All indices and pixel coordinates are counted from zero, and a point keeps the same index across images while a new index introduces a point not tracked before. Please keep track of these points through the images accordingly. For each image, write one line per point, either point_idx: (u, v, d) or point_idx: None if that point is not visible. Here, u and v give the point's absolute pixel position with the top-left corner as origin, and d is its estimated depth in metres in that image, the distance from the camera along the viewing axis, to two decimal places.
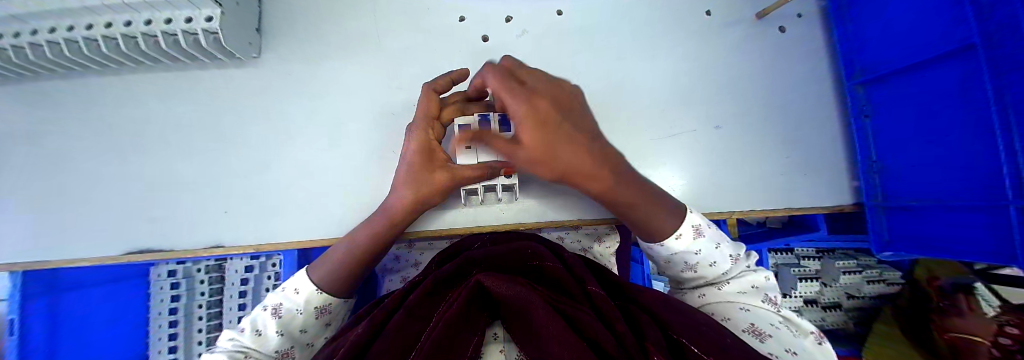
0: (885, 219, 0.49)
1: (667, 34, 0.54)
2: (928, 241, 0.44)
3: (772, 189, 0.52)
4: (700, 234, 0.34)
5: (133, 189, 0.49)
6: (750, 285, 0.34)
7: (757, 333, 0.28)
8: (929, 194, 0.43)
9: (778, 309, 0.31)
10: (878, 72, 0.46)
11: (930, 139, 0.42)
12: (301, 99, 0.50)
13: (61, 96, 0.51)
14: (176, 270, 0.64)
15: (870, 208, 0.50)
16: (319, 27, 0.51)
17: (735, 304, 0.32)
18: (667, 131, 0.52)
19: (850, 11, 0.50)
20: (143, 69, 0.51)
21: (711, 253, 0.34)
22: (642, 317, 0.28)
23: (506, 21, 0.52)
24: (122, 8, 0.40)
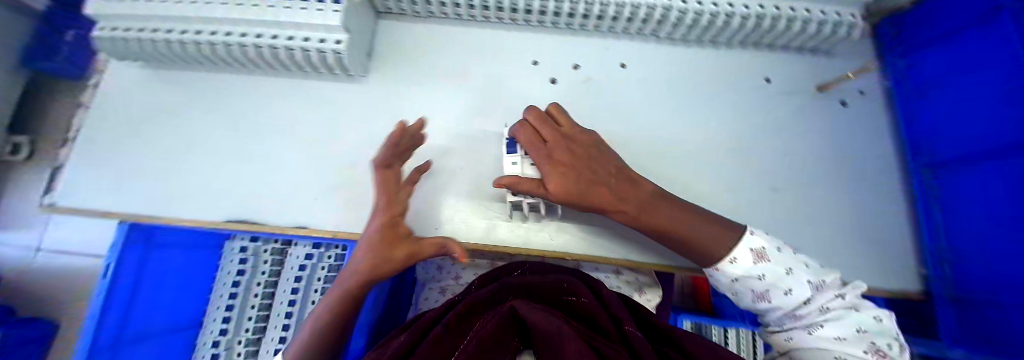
0: (955, 317, 0.44)
1: (725, 96, 0.57)
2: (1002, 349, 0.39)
3: (828, 260, 0.50)
4: (762, 258, 0.36)
5: (238, 167, 0.58)
6: (854, 330, 0.32)
7: None
8: (1002, 294, 0.39)
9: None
10: (949, 159, 0.46)
11: (1002, 232, 0.39)
12: (389, 112, 0.58)
13: (208, 84, 0.63)
14: (247, 247, 0.72)
15: (941, 302, 0.46)
16: (416, 56, 0.60)
17: (830, 353, 0.32)
18: (721, 186, 0.53)
19: (920, 97, 0.52)
20: (273, 73, 0.62)
21: (784, 283, 0.36)
22: None
23: (576, 67, 0.59)
24: (277, 23, 0.50)
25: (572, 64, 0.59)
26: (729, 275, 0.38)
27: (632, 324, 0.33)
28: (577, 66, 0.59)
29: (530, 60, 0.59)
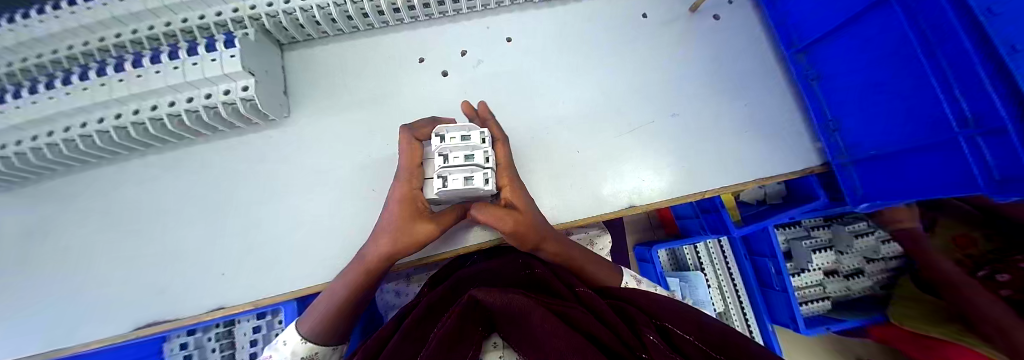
0: (854, 171, 0.60)
1: None
2: (878, 136, 0.54)
3: (807, 157, 0.64)
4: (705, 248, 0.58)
5: (197, 188, 0.58)
6: None
7: None
8: (888, 144, 0.53)
9: None
10: (812, 38, 0.61)
11: (874, 90, 0.53)
12: (365, 110, 0.62)
13: (125, 160, 0.60)
14: (186, 344, 0.78)
15: (839, 166, 0.61)
16: (361, 71, 0.63)
17: None
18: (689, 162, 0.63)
19: None
20: (199, 141, 0.60)
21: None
22: (630, 310, 0.48)
23: (508, 40, 0.67)
24: (185, 86, 0.51)
25: (461, 52, 0.66)
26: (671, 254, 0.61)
27: (580, 286, 0.52)
28: (466, 53, 0.66)
29: (459, 51, 0.66)
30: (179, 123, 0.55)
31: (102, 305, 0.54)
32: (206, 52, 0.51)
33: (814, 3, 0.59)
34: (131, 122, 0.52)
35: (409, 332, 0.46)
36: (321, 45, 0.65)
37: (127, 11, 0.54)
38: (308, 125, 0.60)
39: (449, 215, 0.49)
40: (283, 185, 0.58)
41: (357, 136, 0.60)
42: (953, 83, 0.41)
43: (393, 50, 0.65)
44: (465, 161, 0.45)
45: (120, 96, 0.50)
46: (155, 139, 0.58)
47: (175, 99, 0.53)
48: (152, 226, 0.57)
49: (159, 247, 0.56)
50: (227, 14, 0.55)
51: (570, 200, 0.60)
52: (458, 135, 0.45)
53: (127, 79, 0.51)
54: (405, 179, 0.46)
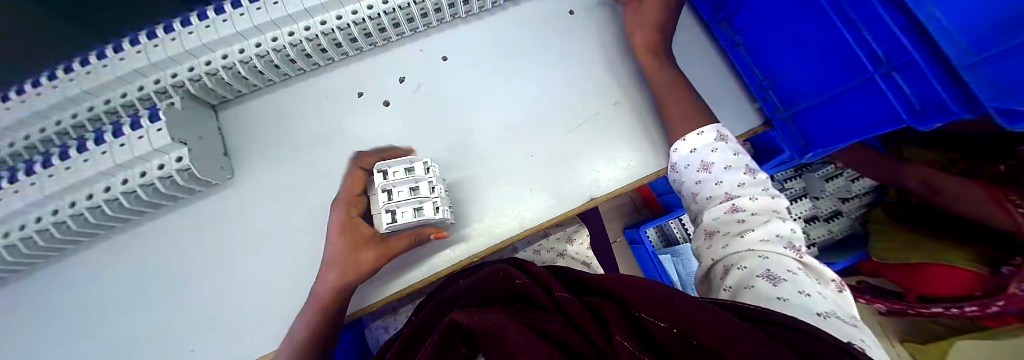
0: (794, 125, 0.62)
1: None
2: (807, 87, 0.57)
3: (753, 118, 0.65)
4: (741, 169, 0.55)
5: (151, 268, 0.56)
6: (770, 235, 0.48)
7: (773, 277, 0.42)
8: (816, 94, 0.55)
9: (796, 255, 0.45)
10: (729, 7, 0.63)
11: (795, 45, 0.55)
12: (313, 155, 0.61)
13: (70, 255, 0.58)
14: None
15: (778, 121, 0.62)
16: (302, 116, 0.63)
17: (756, 251, 0.46)
18: (643, 144, 0.64)
19: None
20: (145, 220, 0.58)
21: (792, 290, 0.40)
22: (605, 306, 0.45)
23: (443, 59, 0.67)
24: (117, 168, 0.49)
25: (399, 78, 0.66)
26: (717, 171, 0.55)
27: (558, 291, 0.51)
28: (404, 79, 0.66)
29: (398, 78, 0.66)
30: (119, 206, 0.53)
31: None
32: (132, 130, 0.49)
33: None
34: (68, 215, 0.50)
35: None
36: (256, 99, 0.64)
37: (46, 104, 0.53)
38: (256, 182, 0.59)
39: (393, 241, 0.47)
40: (241, 246, 0.56)
41: (308, 183, 0.59)
42: (861, 27, 0.43)
43: (332, 89, 0.65)
44: (411, 195, 0.44)
45: (52, 192, 0.49)
46: (99, 227, 0.56)
47: (110, 183, 0.51)
48: (110, 317, 0.55)
49: (120, 336, 0.54)
50: (150, 87, 0.54)
51: (533, 203, 0.60)
52: (401, 168, 0.46)
53: (55, 173, 0.50)
54: (344, 207, 0.47)
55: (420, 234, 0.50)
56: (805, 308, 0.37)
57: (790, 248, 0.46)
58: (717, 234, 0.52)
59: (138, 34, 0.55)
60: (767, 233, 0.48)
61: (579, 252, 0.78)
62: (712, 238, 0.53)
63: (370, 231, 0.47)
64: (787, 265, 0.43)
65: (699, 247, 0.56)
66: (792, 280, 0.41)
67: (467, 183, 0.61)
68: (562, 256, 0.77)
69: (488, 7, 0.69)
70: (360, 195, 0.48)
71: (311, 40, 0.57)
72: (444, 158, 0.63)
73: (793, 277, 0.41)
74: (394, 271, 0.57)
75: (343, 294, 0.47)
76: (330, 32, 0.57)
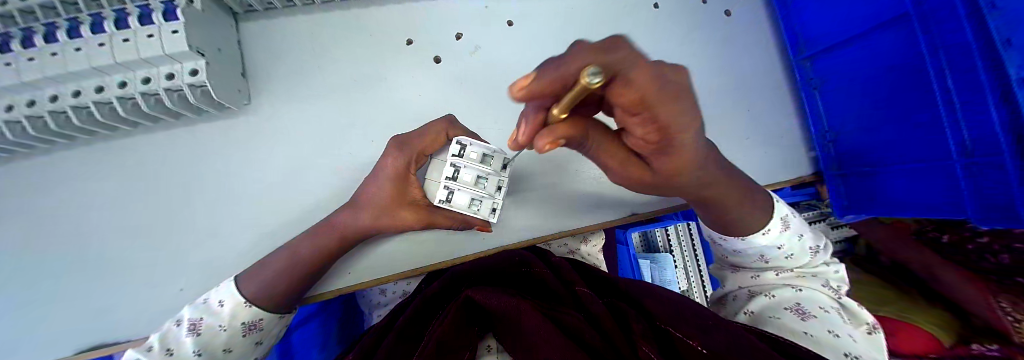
0: (843, 183, 0.62)
1: None
2: (874, 151, 0.56)
3: (803, 167, 0.65)
4: (786, 228, 0.41)
5: (139, 190, 0.49)
6: (809, 274, 0.42)
7: (802, 312, 0.37)
8: (881, 160, 0.55)
9: (839, 296, 0.39)
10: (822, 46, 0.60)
11: (879, 105, 0.54)
12: (346, 100, 0.53)
13: (35, 153, 0.49)
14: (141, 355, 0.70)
15: (831, 176, 0.62)
16: (338, 51, 0.54)
17: (790, 285, 0.41)
18: None
19: None
20: (135, 132, 0.50)
21: (819, 327, 0.34)
22: (630, 312, 0.38)
23: (509, 25, 0.59)
24: (113, 68, 0.41)
25: (456, 34, 0.58)
26: (747, 244, 0.42)
27: (581, 286, 0.43)
28: (461, 36, 0.58)
29: (455, 34, 0.58)
30: (111, 112, 0.45)
31: (26, 328, 0.46)
32: (137, 25, 0.40)
33: (832, 10, 0.57)
34: (48, 111, 0.42)
35: (405, 329, 0.39)
36: (288, 17, 0.54)
37: None
38: (278, 116, 0.52)
39: (437, 216, 0.42)
40: (250, 184, 0.50)
41: (337, 130, 0.52)
42: (960, 112, 0.42)
43: (377, 27, 0.56)
44: (475, 184, 0.39)
45: (31, 79, 0.40)
46: (81, 131, 0.47)
47: (105, 83, 0.42)
48: (85, 235, 0.48)
49: (93, 258, 0.47)
50: None
51: (575, 205, 0.57)
52: (479, 151, 0.38)
53: (37, 58, 0.40)
54: (406, 160, 0.39)
55: (465, 222, 0.44)
56: (831, 346, 0.32)
57: (833, 292, 0.40)
58: (740, 263, 0.46)
59: None
60: (803, 269, 0.42)
61: (590, 254, 0.77)
62: (737, 266, 0.47)
63: (420, 198, 0.41)
64: (819, 300, 0.38)
65: (722, 272, 0.50)
66: (823, 318, 0.35)
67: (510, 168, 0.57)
68: (573, 253, 0.75)
69: None
70: (427, 155, 0.41)
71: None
72: (489, 136, 0.57)
73: (824, 314, 0.36)
74: (417, 246, 0.53)
75: (366, 233, 0.43)
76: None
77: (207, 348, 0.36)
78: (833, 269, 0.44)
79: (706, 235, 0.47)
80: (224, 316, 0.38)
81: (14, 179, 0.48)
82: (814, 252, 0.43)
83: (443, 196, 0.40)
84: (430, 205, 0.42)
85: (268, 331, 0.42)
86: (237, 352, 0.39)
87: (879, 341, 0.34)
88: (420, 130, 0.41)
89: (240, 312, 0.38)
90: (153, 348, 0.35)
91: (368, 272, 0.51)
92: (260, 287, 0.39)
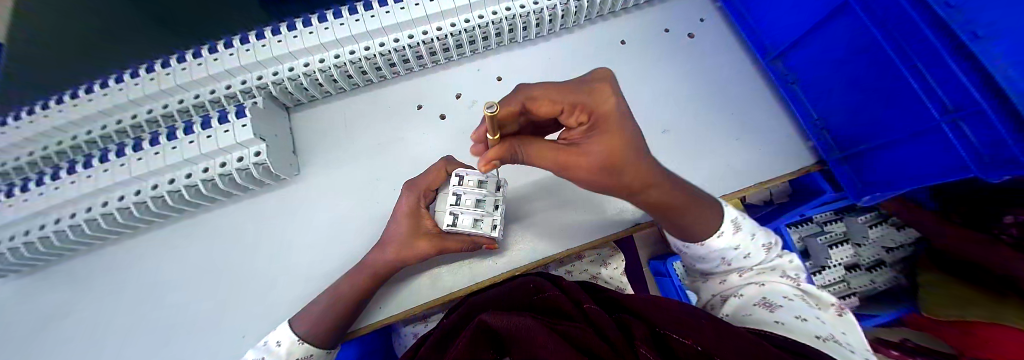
0: (849, 165, 0.61)
1: (686, 17, 0.77)
2: (866, 129, 0.57)
3: (804, 156, 0.65)
4: (738, 229, 0.43)
5: (211, 253, 0.60)
6: (770, 268, 0.44)
7: (769, 305, 0.38)
8: (876, 136, 0.55)
9: (798, 284, 0.41)
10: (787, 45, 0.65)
11: (854, 86, 0.56)
12: (370, 159, 0.64)
13: (139, 232, 0.62)
14: None
15: (835, 161, 0.62)
16: (363, 123, 0.67)
17: (753, 281, 0.43)
18: (690, 172, 0.64)
19: (745, 9, 0.72)
20: (211, 207, 0.63)
21: (787, 315, 0.36)
22: (633, 322, 0.39)
23: (499, 79, 0.71)
24: (200, 158, 0.54)
25: (456, 94, 0.70)
26: (708, 249, 0.43)
27: (587, 303, 0.44)
28: (460, 95, 0.70)
29: (454, 94, 0.70)
30: (196, 192, 0.58)
31: None
32: (218, 124, 0.54)
33: (786, 16, 0.64)
34: (150, 197, 0.55)
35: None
36: (326, 104, 0.69)
37: (148, 94, 0.59)
38: (317, 180, 0.63)
39: (448, 239, 0.47)
40: (295, 238, 0.59)
41: (364, 185, 0.62)
42: (927, 74, 0.44)
43: (392, 99, 0.69)
44: (475, 205, 0.46)
45: (138, 173, 0.54)
46: (173, 210, 0.60)
47: (192, 171, 0.56)
48: (166, 297, 0.58)
49: (170, 315, 0.57)
50: (237, 87, 0.60)
51: (577, 223, 0.60)
52: (475, 178, 0.46)
53: (145, 157, 0.54)
54: (416, 196, 0.47)
55: (473, 243, 0.49)
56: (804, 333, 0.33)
57: (790, 281, 0.42)
58: (708, 271, 0.48)
59: (234, 37, 0.61)
60: (761, 266, 0.44)
61: (613, 277, 0.75)
62: (706, 276, 0.49)
63: (432, 227, 0.47)
64: (782, 290, 0.40)
65: (698, 282, 0.51)
66: (789, 307, 0.37)
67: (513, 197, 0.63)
68: (596, 278, 0.73)
69: (544, 34, 0.74)
70: (432, 190, 0.48)
71: (383, 55, 0.62)
72: None
73: (790, 302, 0.38)
74: (435, 279, 0.57)
75: (392, 268, 0.49)
76: (402, 49, 0.63)
77: None
78: (788, 259, 0.46)
79: (674, 246, 0.49)
80: (280, 355, 0.44)
81: (122, 255, 0.61)
82: (768, 249, 0.45)
83: (450, 220, 0.46)
84: (441, 230, 0.47)
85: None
86: None
87: (849, 322, 0.37)
88: (423, 172, 0.49)
89: (295, 349, 0.45)
90: None
91: (393, 309, 0.55)
92: (303, 325, 0.45)
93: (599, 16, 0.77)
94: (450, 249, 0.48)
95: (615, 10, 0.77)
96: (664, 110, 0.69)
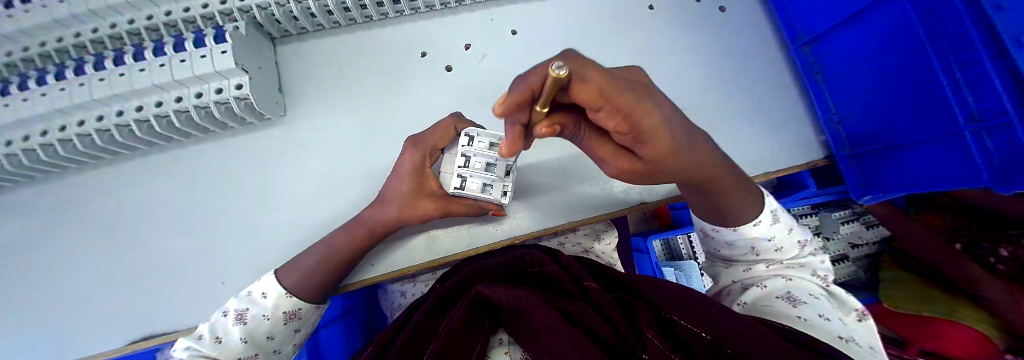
0: (858, 164, 0.62)
1: None
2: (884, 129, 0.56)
3: (812, 151, 0.64)
4: (777, 221, 0.42)
5: (188, 194, 0.55)
6: (799, 264, 0.44)
7: (793, 299, 0.39)
8: (892, 137, 0.55)
9: (825, 284, 0.41)
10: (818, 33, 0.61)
11: (882, 84, 0.55)
12: (367, 107, 0.59)
13: (102, 164, 0.56)
14: None
15: (844, 158, 0.62)
16: (359, 66, 0.61)
17: (778, 273, 0.43)
18: None
19: None
20: (185, 144, 0.56)
21: (810, 312, 0.37)
22: (637, 303, 0.38)
23: (512, 33, 0.64)
24: (172, 85, 0.47)
25: (464, 45, 0.63)
26: (739, 236, 0.42)
27: (588, 280, 0.43)
28: (469, 46, 0.63)
29: (463, 44, 0.63)
30: (168, 125, 0.51)
31: (87, 319, 0.51)
32: (193, 48, 0.47)
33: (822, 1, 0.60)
34: (115, 124, 0.48)
35: (419, 327, 0.40)
36: (317, 40, 0.61)
37: (104, 3, 0.50)
38: (308, 126, 0.58)
39: (453, 203, 0.45)
40: (282, 186, 0.55)
41: (360, 135, 0.58)
42: (962, 81, 0.42)
43: (393, 42, 0.62)
44: (485, 169, 0.43)
45: (99, 96, 0.47)
46: (143, 143, 0.54)
47: (163, 99, 0.49)
48: (141, 235, 0.53)
49: (145, 256, 0.53)
50: (214, 7, 0.52)
51: (582, 196, 0.59)
52: (487, 140, 0.42)
53: (106, 79, 0.47)
54: (422, 154, 0.43)
55: (479, 208, 0.47)
56: (824, 330, 0.34)
57: (819, 281, 0.42)
58: (731, 257, 0.47)
59: None
60: (790, 261, 0.44)
61: (605, 253, 0.75)
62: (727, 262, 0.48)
63: (437, 188, 0.45)
64: (808, 287, 0.41)
65: (713, 266, 0.51)
66: (813, 304, 0.38)
67: (519, 164, 0.60)
68: (588, 252, 0.74)
69: None
70: (439, 149, 0.45)
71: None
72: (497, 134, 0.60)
73: (814, 301, 0.38)
74: (432, 240, 0.55)
75: (392, 228, 0.46)
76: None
77: (252, 338, 0.39)
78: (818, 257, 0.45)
79: (697, 227, 0.48)
80: (266, 307, 0.41)
81: (85, 187, 0.55)
82: (801, 245, 0.44)
83: (456, 182, 0.43)
84: (447, 193, 0.45)
85: (305, 320, 0.45)
86: (281, 338, 0.42)
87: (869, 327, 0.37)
88: (431, 127, 0.45)
89: (281, 303, 0.41)
90: (203, 337, 0.39)
91: (388, 267, 0.54)
92: (292, 276, 0.42)
93: None
94: (455, 214, 0.46)
95: None
96: (684, 89, 0.65)
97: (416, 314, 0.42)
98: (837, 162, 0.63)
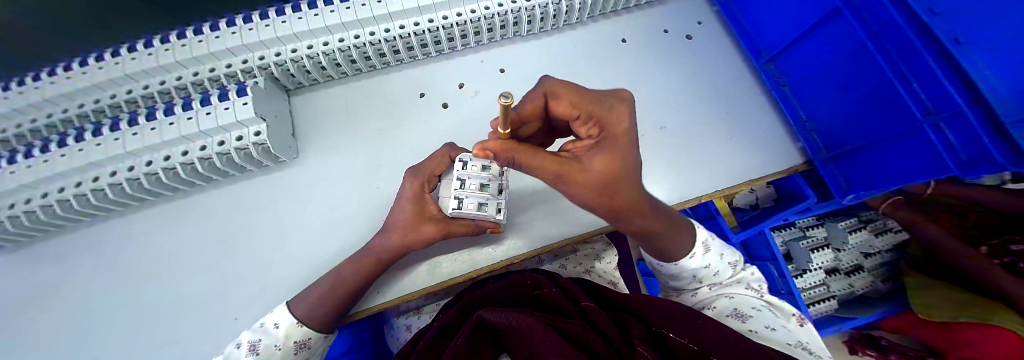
0: (836, 166, 0.65)
1: (685, 19, 0.79)
2: (854, 131, 0.60)
3: (791, 157, 0.67)
4: (708, 250, 0.44)
5: (204, 234, 0.58)
6: (738, 280, 0.47)
7: (740, 316, 0.41)
8: (861, 138, 0.58)
9: (760, 295, 0.44)
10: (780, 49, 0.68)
11: (843, 90, 0.59)
12: (371, 145, 0.64)
13: (126, 210, 0.60)
14: None
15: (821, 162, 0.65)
16: (363, 109, 0.67)
17: (722, 294, 0.45)
18: (685, 169, 0.66)
19: (742, 14, 0.75)
20: (203, 187, 0.61)
21: (756, 329, 0.39)
22: (630, 320, 0.40)
23: (501, 71, 0.72)
24: (198, 135, 0.53)
25: (458, 84, 0.70)
26: (680, 268, 0.44)
27: (586, 301, 0.44)
28: (462, 85, 0.70)
29: (456, 84, 0.70)
30: (191, 170, 0.56)
31: None
32: (218, 102, 0.54)
33: (780, 22, 0.67)
34: (144, 173, 0.54)
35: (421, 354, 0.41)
36: (326, 88, 0.68)
37: (144, 69, 0.58)
38: (316, 165, 0.63)
39: (453, 224, 0.48)
40: (292, 221, 0.59)
41: (364, 170, 0.62)
42: (910, 78, 0.47)
43: (394, 86, 0.69)
44: (479, 189, 0.46)
45: (132, 149, 0.52)
46: (166, 188, 0.59)
47: (188, 148, 0.55)
48: (156, 277, 0.56)
49: (158, 296, 0.55)
50: (237, 66, 0.60)
51: (576, 214, 0.61)
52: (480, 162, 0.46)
53: (140, 132, 0.53)
54: (422, 181, 0.47)
55: (478, 228, 0.50)
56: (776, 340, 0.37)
57: (756, 292, 0.45)
58: (680, 287, 0.49)
59: (237, 16, 0.61)
60: (729, 279, 0.47)
61: (607, 272, 0.75)
62: (679, 290, 0.50)
63: (437, 212, 0.48)
64: (749, 302, 0.43)
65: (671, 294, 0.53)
66: (756, 318, 0.40)
67: (514, 188, 0.64)
68: (589, 272, 0.74)
69: (547, 29, 0.75)
70: (436, 175, 0.49)
71: (388, 41, 0.62)
72: None
73: (757, 313, 0.41)
74: (434, 265, 0.57)
75: (398, 254, 0.49)
76: (407, 36, 0.63)
77: None
78: (750, 269, 0.48)
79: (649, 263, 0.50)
80: (279, 336, 0.42)
81: (106, 233, 0.59)
82: (735, 264, 0.47)
83: (453, 204, 0.46)
84: (446, 215, 0.48)
85: (314, 349, 0.47)
86: None
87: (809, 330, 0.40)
88: (429, 157, 0.49)
89: (293, 332, 0.43)
90: None
91: (392, 295, 0.55)
92: (302, 305, 0.44)
93: (602, 14, 0.78)
94: (455, 235, 0.49)
95: (617, 10, 0.79)
96: (662, 108, 0.71)
97: (421, 342, 0.43)
98: (816, 166, 0.66)
